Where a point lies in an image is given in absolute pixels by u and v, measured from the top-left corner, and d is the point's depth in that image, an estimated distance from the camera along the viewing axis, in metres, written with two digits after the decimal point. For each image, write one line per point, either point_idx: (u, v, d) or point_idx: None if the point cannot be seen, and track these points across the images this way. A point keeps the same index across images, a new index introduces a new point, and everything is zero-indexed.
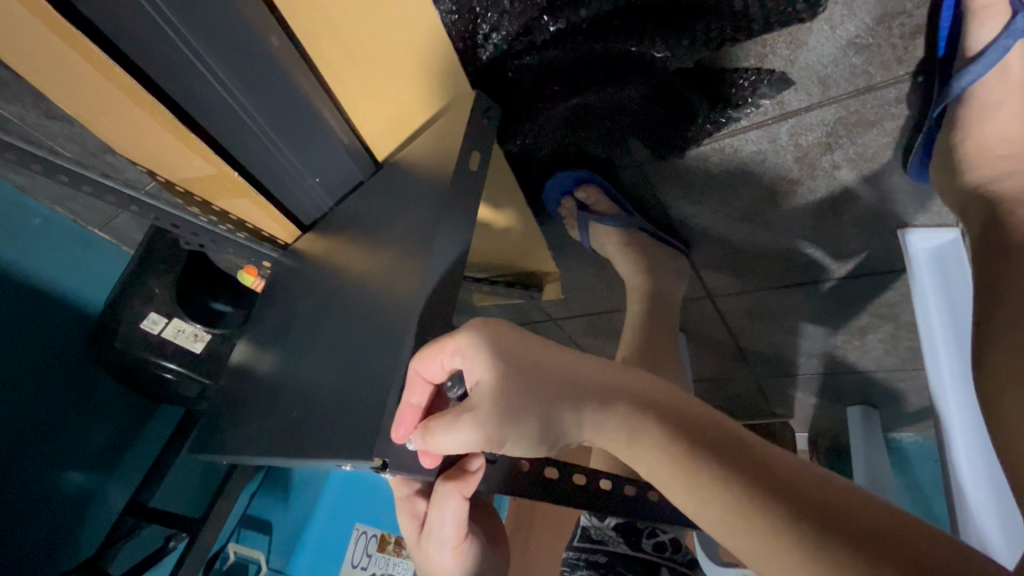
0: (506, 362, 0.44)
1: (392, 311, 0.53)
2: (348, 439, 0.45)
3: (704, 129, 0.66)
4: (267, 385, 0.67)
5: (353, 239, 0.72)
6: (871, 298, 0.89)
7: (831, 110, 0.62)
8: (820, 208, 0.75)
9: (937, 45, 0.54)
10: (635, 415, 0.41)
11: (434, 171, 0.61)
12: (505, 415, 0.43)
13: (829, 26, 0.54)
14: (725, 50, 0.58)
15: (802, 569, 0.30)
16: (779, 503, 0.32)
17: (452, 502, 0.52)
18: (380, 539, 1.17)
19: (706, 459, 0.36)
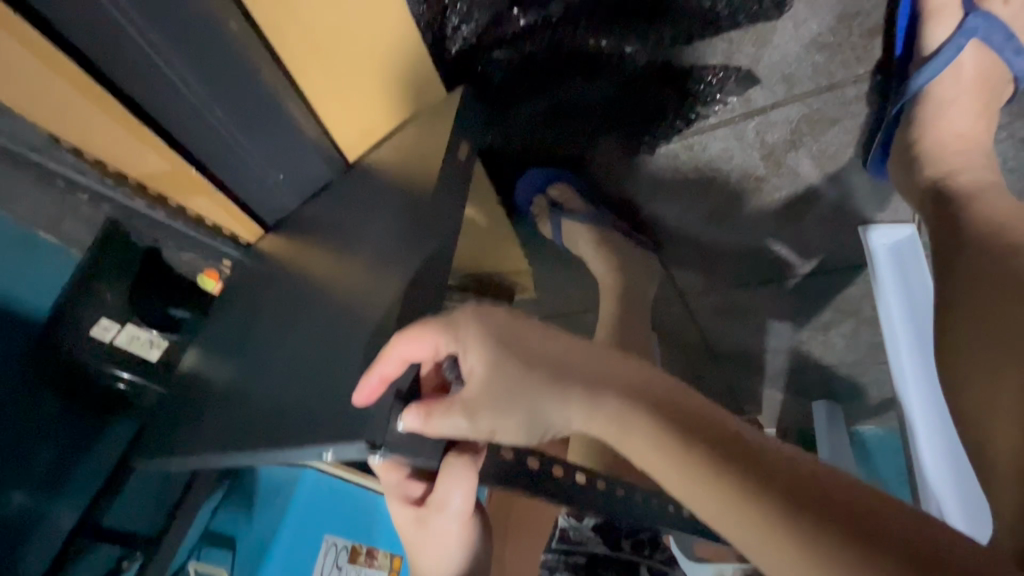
0: (499, 353, 0.44)
1: (373, 313, 0.52)
2: (333, 433, 0.45)
3: (674, 125, 0.67)
4: (228, 392, 0.64)
5: (324, 239, 0.69)
6: (834, 294, 0.92)
7: (795, 109, 0.63)
8: (786, 206, 0.77)
9: (892, 45, 0.57)
10: (625, 407, 0.39)
11: (415, 176, 0.61)
12: (496, 405, 0.43)
13: (792, 25, 0.55)
14: (693, 47, 0.58)
15: (798, 562, 0.29)
16: (777, 497, 0.31)
17: (470, 482, 0.49)
18: (351, 550, 1.13)
19: (700, 448, 0.35)
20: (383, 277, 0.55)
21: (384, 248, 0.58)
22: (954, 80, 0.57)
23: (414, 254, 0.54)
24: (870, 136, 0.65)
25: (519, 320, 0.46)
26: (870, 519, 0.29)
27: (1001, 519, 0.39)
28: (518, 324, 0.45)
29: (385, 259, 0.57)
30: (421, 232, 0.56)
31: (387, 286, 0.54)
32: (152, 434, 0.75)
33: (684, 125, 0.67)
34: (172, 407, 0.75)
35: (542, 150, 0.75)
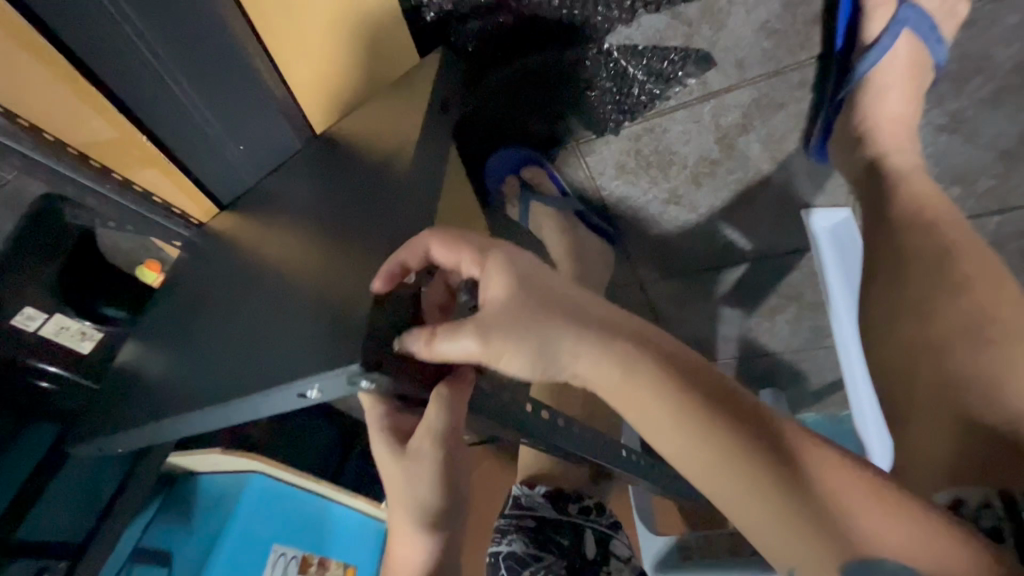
0: (521, 284, 0.44)
1: (351, 272, 0.52)
2: (316, 356, 0.47)
3: (639, 101, 0.69)
4: (189, 363, 0.61)
5: (291, 211, 0.68)
6: (780, 280, 0.99)
7: (746, 93, 0.68)
8: (738, 192, 0.82)
9: (835, 38, 0.62)
10: (633, 351, 0.40)
11: (388, 146, 0.61)
12: (510, 325, 0.43)
13: (744, 10, 0.60)
14: (656, 25, 0.62)
15: (772, 520, 0.32)
16: (769, 472, 0.33)
17: (456, 412, 0.47)
18: (301, 561, 1.07)
19: (700, 407, 0.36)
20: (360, 238, 0.55)
21: (358, 211, 0.58)
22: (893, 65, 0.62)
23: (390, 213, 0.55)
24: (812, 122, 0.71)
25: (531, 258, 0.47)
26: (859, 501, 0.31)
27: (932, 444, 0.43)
28: (530, 266, 0.46)
29: (360, 221, 0.57)
30: (395, 194, 0.56)
31: (367, 246, 0.54)
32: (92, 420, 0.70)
33: (644, 105, 0.70)
34: (115, 389, 0.71)
35: (508, 129, 0.76)
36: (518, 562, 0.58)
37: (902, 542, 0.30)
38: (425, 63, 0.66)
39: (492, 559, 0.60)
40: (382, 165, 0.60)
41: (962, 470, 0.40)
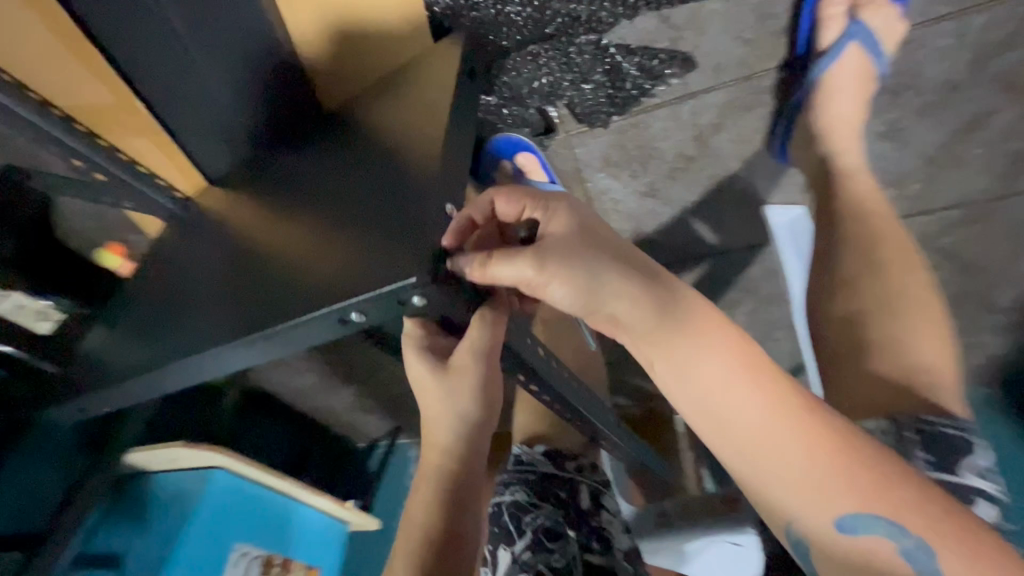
0: (579, 227, 0.46)
1: (378, 223, 0.56)
2: (365, 270, 0.53)
3: (629, 96, 0.76)
4: (209, 310, 0.64)
5: (303, 180, 0.71)
6: (740, 273, 1.07)
7: (722, 94, 0.76)
8: (708, 187, 0.90)
9: (797, 45, 0.72)
10: (675, 304, 0.43)
11: (404, 116, 0.66)
12: (565, 256, 0.44)
13: (725, 20, 0.68)
14: (647, 27, 0.69)
15: (781, 484, 0.38)
16: (799, 450, 0.37)
17: (495, 338, 0.53)
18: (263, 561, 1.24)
19: (737, 391, 0.39)
20: (382, 198, 0.58)
21: (377, 172, 0.62)
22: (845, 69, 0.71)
23: (408, 170, 0.58)
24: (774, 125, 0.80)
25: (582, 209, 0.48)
26: (856, 480, 0.36)
27: (871, 382, 0.53)
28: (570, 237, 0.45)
29: (381, 179, 0.60)
30: (413, 153, 0.60)
31: (392, 198, 0.57)
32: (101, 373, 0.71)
33: (632, 100, 0.77)
34: (122, 340, 0.71)
35: (505, 113, 0.80)
36: (520, 509, 0.62)
37: (891, 510, 0.36)
38: (438, 44, 0.70)
39: (494, 509, 0.64)
40: (400, 130, 0.64)
41: (886, 407, 0.51)
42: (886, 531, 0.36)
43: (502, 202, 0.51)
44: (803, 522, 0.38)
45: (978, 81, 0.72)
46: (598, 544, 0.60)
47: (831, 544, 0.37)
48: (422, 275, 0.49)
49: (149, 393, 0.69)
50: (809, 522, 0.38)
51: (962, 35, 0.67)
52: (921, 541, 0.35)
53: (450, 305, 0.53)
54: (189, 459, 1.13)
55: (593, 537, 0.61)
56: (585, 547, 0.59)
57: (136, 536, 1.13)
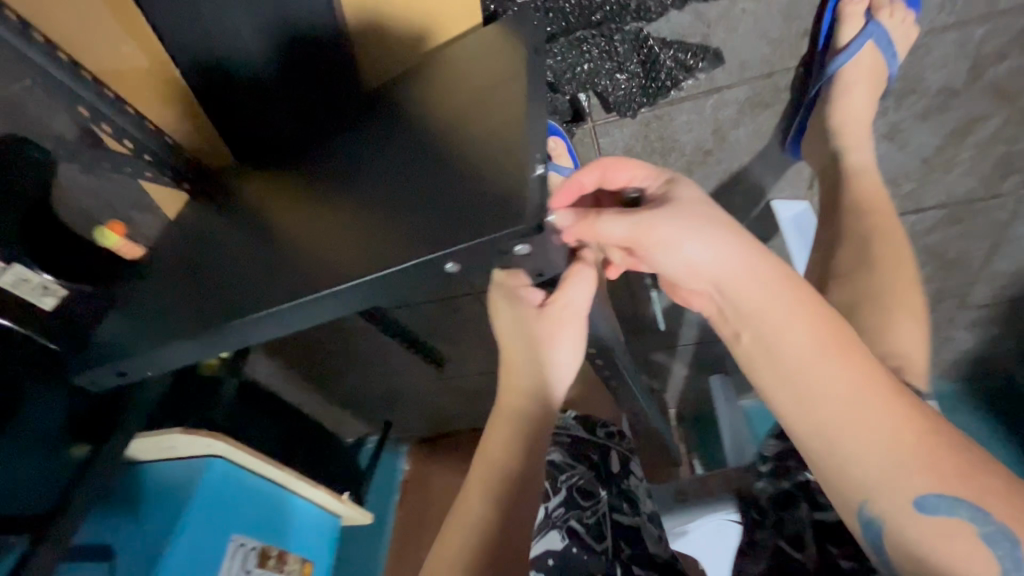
0: (690, 198, 0.46)
1: (446, 194, 0.57)
2: (437, 228, 0.54)
3: (660, 90, 0.79)
4: (267, 272, 0.64)
5: (352, 158, 0.71)
6: None
7: (744, 90, 0.81)
8: (721, 180, 0.95)
9: (818, 41, 0.78)
10: (785, 278, 0.42)
11: (461, 101, 0.66)
12: (686, 223, 0.44)
13: (754, 20, 0.72)
14: (682, 23, 0.73)
15: (869, 464, 0.38)
16: (889, 430, 0.37)
17: (585, 287, 0.58)
18: (260, 553, 1.23)
19: (831, 361, 0.39)
20: (445, 168, 0.60)
21: (442, 148, 0.62)
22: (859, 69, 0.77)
23: (471, 146, 0.60)
24: (790, 122, 0.85)
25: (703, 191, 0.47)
26: (937, 458, 0.37)
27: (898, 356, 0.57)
28: (679, 206, 0.45)
29: (437, 153, 0.62)
30: (480, 135, 0.60)
31: (461, 172, 0.58)
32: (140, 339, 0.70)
33: (663, 92, 0.80)
34: (164, 305, 0.71)
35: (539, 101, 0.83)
36: (557, 468, 0.70)
37: (975, 495, 0.36)
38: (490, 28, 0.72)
39: None
40: (461, 114, 0.64)
41: (902, 374, 0.54)
42: (967, 515, 0.36)
43: (617, 164, 0.52)
44: (874, 499, 0.38)
45: (973, 89, 0.79)
46: (627, 505, 0.68)
47: (901, 523, 0.38)
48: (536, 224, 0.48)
49: (194, 358, 0.69)
50: (882, 500, 0.38)
51: (964, 45, 0.74)
52: (1006, 529, 0.35)
53: (550, 264, 0.55)
54: (186, 445, 1.11)
55: (623, 500, 0.69)
56: (616, 508, 0.67)
57: (128, 535, 1.07)
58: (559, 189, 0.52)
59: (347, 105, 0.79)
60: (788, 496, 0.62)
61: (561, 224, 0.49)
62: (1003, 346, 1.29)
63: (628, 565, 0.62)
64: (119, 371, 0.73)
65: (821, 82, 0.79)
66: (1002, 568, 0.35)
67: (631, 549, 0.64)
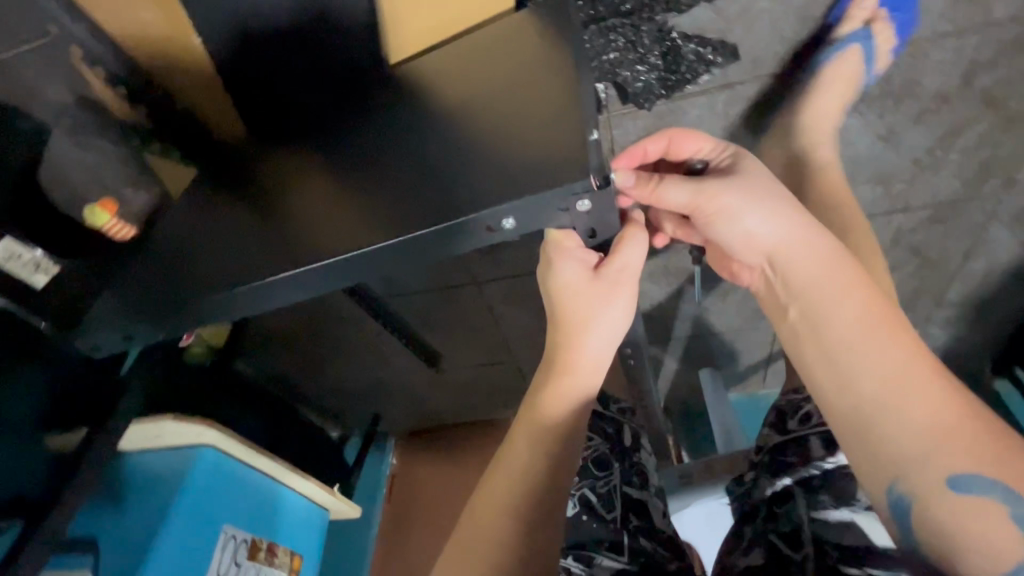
0: (754, 175, 0.55)
1: (488, 166, 0.58)
2: (496, 184, 0.55)
3: (677, 82, 0.82)
4: (293, 236, 0.64)
5: (385, 133, 0.70)
6: None
7: (754, 86, 0.84)
8: None
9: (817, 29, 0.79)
10: (838, 254, 0.51)
11: (499, 83, 0.66)
12: (749, 196, 0.54)
13: (772, 18, 0.75)
14: (703, 18, 0.74)
15: (912, 427, 0.42)
16: (932, 398, 0.42)
17: (636, 247, 0.60)
18: (249, 545, 1.16)
19: (873, 332, 0.46)
20: (485, 143, 0.60)
21: (477, 129, 0.62)
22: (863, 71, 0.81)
23: (509, 125, 0.60)
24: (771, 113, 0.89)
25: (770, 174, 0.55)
26: (979, 435, 0.40)
27: None
28: (745, 184, 0.54)
29: (473, 133, 0.63)
30: (524, 116, 0.60)
31: (503, 149, 0.58)
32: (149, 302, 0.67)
33: (680, 84, 0.83)
34: (179, 266, 0.69)
35: None
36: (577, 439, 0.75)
37: (1011, 478, 0.38)
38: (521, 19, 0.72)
39: None
40: (502, 94, 0.64)
41: None
42: (1002, 496, 0.38)
43: (684, 138, 0.61)
44: (907, 476, 0.42)
45: (963, 95, 0.84)
46: (637, 480, 0.72)
47: (933, 502, 0.40)
48: (597, 181, 0.51)
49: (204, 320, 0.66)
50: (916, 477, 0.41)
51: (959, 52, 0.79)
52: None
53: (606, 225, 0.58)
54: (175, 433, 1.06)
55: (634, 474, 0.72)
56: (627, 482, 0.71)
57: (113, 527, 1.03)
58: (625, 152, 0.62)
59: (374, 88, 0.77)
60: (786, 491, 0.64)
61: (622, 182, 0.58)
62: (972, 342, 1.37)
63: (636, 535, 0.65)
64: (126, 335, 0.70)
65: (802, 89, 0.83)
66: None
67: (638, 521, 0.67)
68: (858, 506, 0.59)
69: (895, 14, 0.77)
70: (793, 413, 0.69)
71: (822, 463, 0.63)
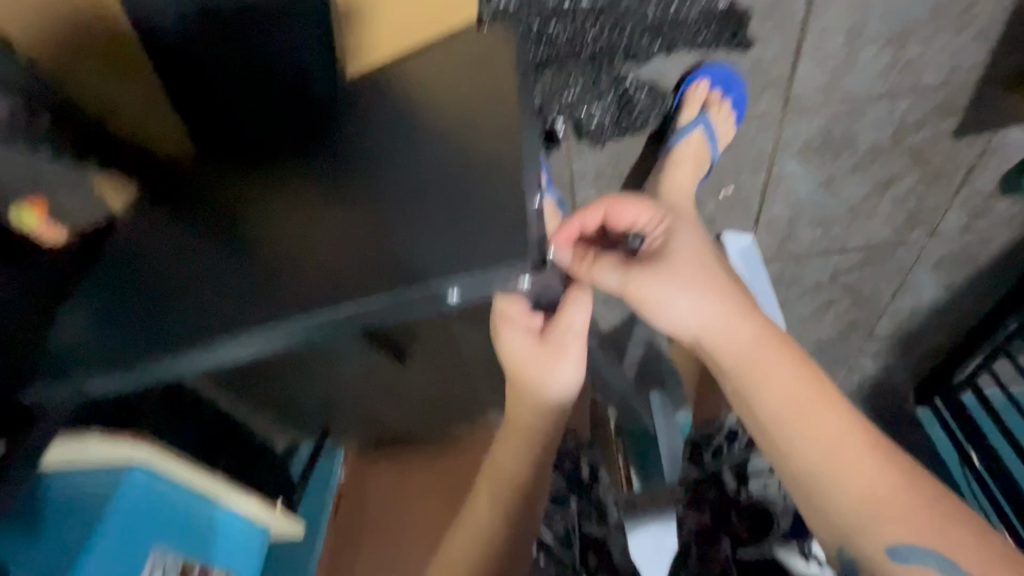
0: (695, 259, 0.59)
1: (438, 231, 0.57)
2: (453, 242, 0.55)
3: (632, 123, 0.85)
4: (251, 288, 0.63)
5: (348, 156, 0.70)
6: None
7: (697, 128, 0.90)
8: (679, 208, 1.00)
9: (674, 100, 0.85)
10: (766, 334, 0.55)
11: (454, 119, 0.65)
12: (687, 281, 0.57)
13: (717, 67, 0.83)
14: (658, 66, 0.79)
15: (847, 504, 0.49)
16: (864, 476, 0.49)
17: (583, 304, 0.63)
18: (182, 569, 1.10)
19: (800, 412, 0.52)
20: (433, 205, 0.59)
21: (438, 154, 0.63)
22: (808, 121, 0.85)
23: (467, 158, 0.61)
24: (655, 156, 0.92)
25: (699, 250, 0.60)
26: (910, 511, 0.47)
27: None
28: (673, 269, 0.57)
29: (429, 166, 0.63)
30: (475, 169, 0.59)
31: (450, 216, 0.57)
32: (100, 359, 0.65)
33: (633, 128, 0.85)
34: (130, 316, 0.67)
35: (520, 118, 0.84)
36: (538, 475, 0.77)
37: (945, 548, 0.45)
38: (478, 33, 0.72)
39: None
40: (455, 134, 0.63)
41: None
42: (937, 563, 0.45)
43: (619, 208, 0.60)
44: (852, 543, 0.49)
45: (896, 150, 0.90)
46: (597, 515, 0.74)
47: (883, 565, 0.47)
48: (534, 259, 0.53)
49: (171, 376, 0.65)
50: (860, 546, 0.48)
51: (892, 111, 0.84)
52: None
53: (549, 289, 0.58)
54: (103, 451, 1.00)
55: (593, 508, 0.74)
56: (584, 518, 0.73)
57: (26, 555, 0.93)
58: (563, 224, 0.61)
59: (323, 108, 0.76)
60: None
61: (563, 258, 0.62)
62: (900, 372, 1.46)
63: (594, 575, 0.69)
64: (73, 394, 0.67)
65: (658, 165, 0.89)
66: None
67: (597, 560, 0.71)
68: None
69: (728, 95, 0.81)
70: (707, 449, 0.76)
71: None
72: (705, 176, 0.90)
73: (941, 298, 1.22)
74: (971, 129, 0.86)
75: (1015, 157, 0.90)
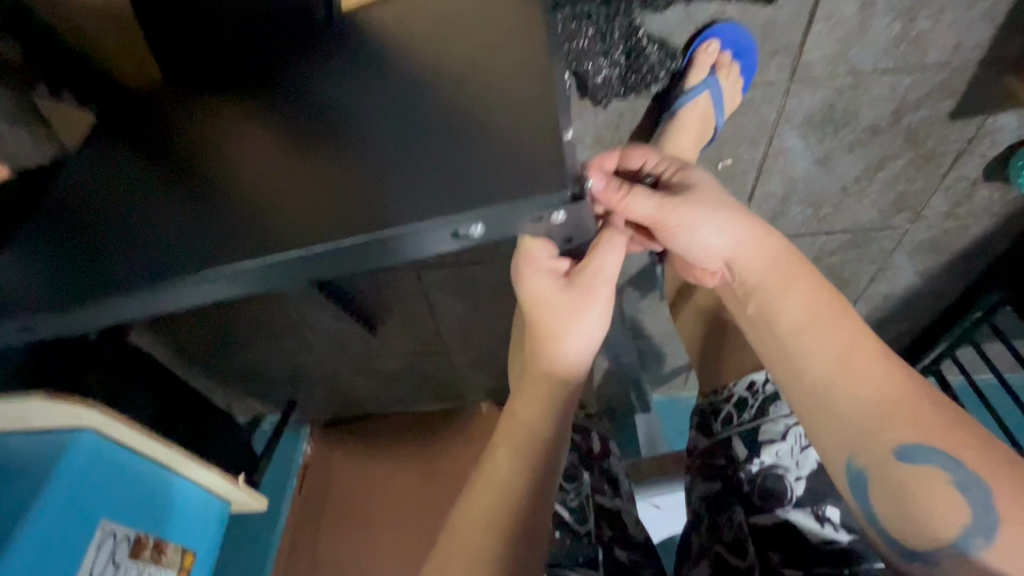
0: (714, 186, 0.61)
1: (457, 163, 0.53)
2: (463, 182, 0.51)
3: (642, 83, 0.82)
4: (239, 216, 0.57)
5: (338, 81, 0.64)
6: None
7: None
8: None
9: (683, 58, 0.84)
10: (787, 249, 0.56)
11: (463, 54, 0.60)
12: (715, 200, 0.58)
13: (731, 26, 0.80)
14: (672, 20, 0.76)
15: (857, 406, 0.48)
16: (878, 376, 0.48)
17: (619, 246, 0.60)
18: (134, 543, 1.02)
19: (818, 316, 0.51)
20: (450, 138, 0.54)
21: (441, 89, 0.58)
22: (815, 92, 0.84)
23: (478, 93, 0.56)
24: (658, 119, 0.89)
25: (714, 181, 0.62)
26: (917, 407, 0.46)
27: None
28: (702, 196, 0.58)
29: (433, 100, 0.58)
30: (487, 106, 0.54)
31: (470, 149, 0.53)
32: (59, 291, 0.58)
33: (640, 86, 0.82)
34: (98, 243, 0.60)
35: None
36: None
37: (952, 450, 0.44)
38: None
39: None
40: (464, 69, 0.58)
41: None
42: (941, 463, 0.44)
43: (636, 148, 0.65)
44: (861, 453, 0.47)
45: (893, 130, 0.90)
46: (609, 487, 0.72)
47: (891, 475, 0.45)
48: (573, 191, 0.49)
49: (141, 313, 0.59)
50: (867, 453, 0.47)
51: (894, 89, 0.84)
52: (974, 475, 0.43)
53: (578, 231, 0.55)
54: (46, 415, 0.91)
55: (605, 481, 0.72)
56: (597, 490, 0.71)
57: None
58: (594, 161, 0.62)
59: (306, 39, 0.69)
60: (727, 502, 0.64)
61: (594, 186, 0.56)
62: None
63: (610, 546, 0.65)
64: (25, 328, 0.59)
65: (662, 128, 0.86)
66: (972, 511, 0.42)
67: (612, 532, 0.67)
68: (788, 503, 0.60)
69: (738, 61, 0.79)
70: (715, 417, 0.70)
71: (750, 466, 0.63)
72: (706, 145, 0.89)
73: (914, 285, 1.25)
74: (966, 113, 0.87)
75: (1001, 145, 0.92)
